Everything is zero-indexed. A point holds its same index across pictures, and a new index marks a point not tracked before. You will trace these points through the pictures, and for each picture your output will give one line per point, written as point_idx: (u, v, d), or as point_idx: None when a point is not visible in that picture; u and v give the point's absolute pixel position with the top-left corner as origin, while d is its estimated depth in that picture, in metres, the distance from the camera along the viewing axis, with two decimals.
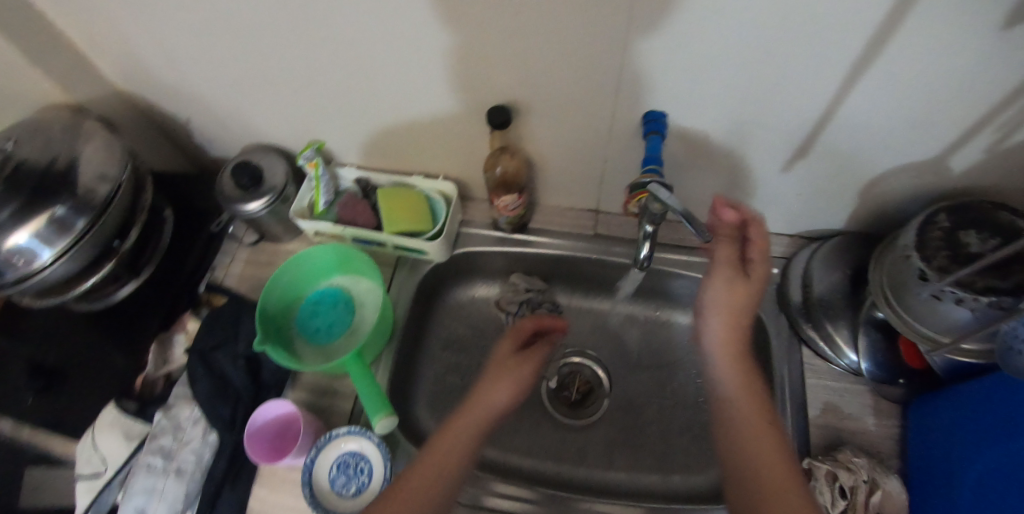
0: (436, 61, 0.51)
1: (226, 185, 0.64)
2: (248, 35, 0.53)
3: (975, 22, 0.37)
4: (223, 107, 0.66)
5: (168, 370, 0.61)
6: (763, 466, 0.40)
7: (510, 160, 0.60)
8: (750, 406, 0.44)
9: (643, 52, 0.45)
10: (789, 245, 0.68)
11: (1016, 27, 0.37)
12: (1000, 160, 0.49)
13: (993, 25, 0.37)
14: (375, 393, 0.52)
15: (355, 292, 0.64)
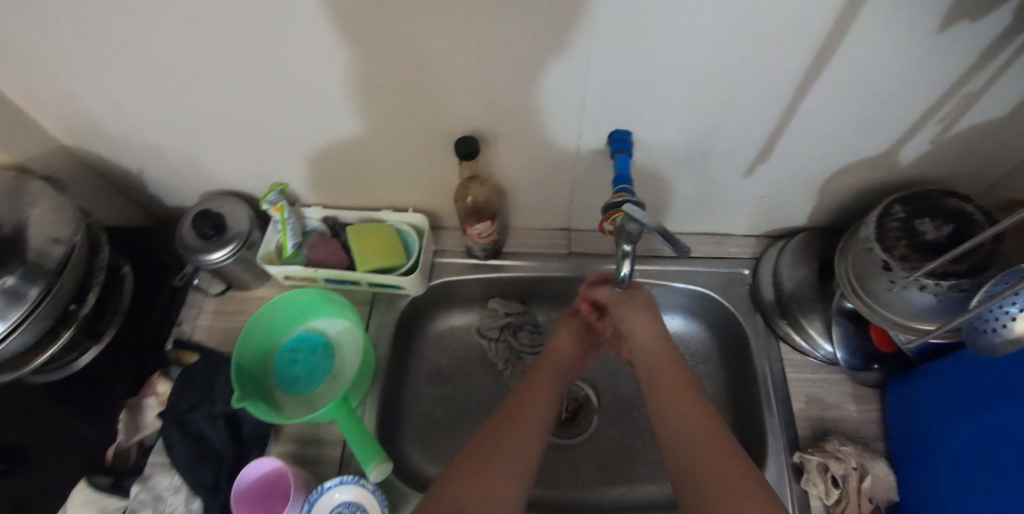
0: (401, 95, 0.50)
1: (188, 236, 0.62)
2: (205, 81, 0.51)
3: (915, 24, 0.39)
4: (180, 155, 0.63)
5: (141, 437, 0.58)
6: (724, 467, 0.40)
7: (481, 189, 0.60)
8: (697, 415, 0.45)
9: (608, 74, 0.46)
10: (756, 245, 0.70)
11: (950, 27, 0.40)
12: (944, 149, 0.53)
13: (930, 26, 0.40)
14: (366, 441, 0.51)
15: (333, 334, 0.63)
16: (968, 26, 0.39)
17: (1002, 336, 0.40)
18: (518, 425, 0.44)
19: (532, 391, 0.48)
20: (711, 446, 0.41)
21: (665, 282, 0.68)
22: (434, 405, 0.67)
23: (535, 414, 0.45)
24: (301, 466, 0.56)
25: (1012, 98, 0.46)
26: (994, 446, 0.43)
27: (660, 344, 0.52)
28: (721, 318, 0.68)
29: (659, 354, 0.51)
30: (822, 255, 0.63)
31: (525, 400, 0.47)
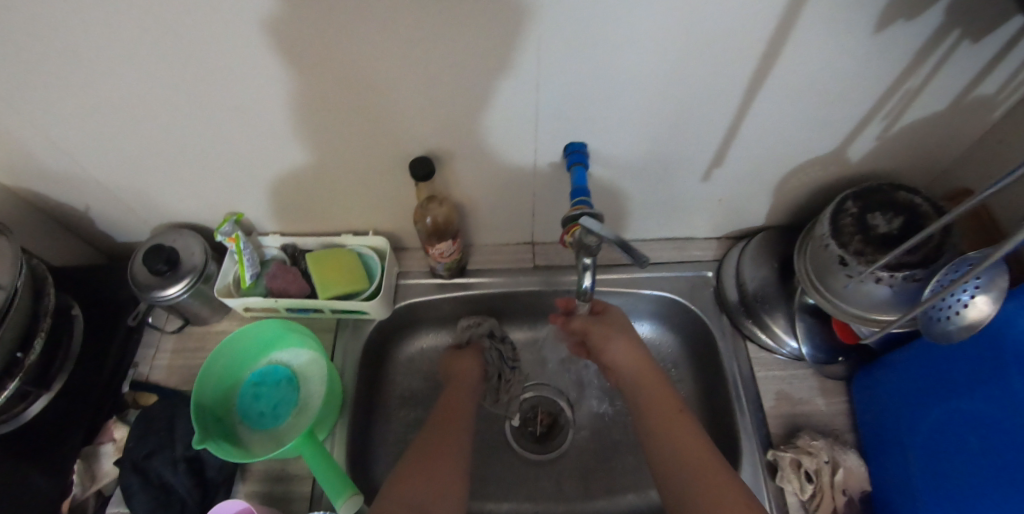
0: (354, 118, 0.49)
1: (139, 272, 0.59)
2: (147, 111, 0.49)
3: (855, 26, 0.40)
4: (127, 189, 0.61)
5: (99, 486, 0.55)
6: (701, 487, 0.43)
7: (440, 208, 0.59)
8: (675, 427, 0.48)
9: (559, 90, 0.46)
10: (718, 247, 0.71)
11: (887, 28, 0.41)
12: (889, 144, 0.55)
13: (869, 27, 0.41)
14: (335, 474, 0.49)
15: (298, 365, 0.61)
16: (904, 25, 0.41)
17: (956, 322, 0.42)
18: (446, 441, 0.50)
19: (455, 405, 0.55)
20: (698, 461, 0.45)
21: (632, 289, 0.68)
22: (408, 430, 0.66)
23: (457, 427, 0.52)
24: (271, 504, 0.54)
25: (950, 91, 0.48)
26: (958, 430, 0.45)
27: (644, 367, 0.55)
28: (690, 322, 0.68)
29: (643, 376, 0.54)
30: (782, 253, 0.64)
31: (448, 415, 0.54)
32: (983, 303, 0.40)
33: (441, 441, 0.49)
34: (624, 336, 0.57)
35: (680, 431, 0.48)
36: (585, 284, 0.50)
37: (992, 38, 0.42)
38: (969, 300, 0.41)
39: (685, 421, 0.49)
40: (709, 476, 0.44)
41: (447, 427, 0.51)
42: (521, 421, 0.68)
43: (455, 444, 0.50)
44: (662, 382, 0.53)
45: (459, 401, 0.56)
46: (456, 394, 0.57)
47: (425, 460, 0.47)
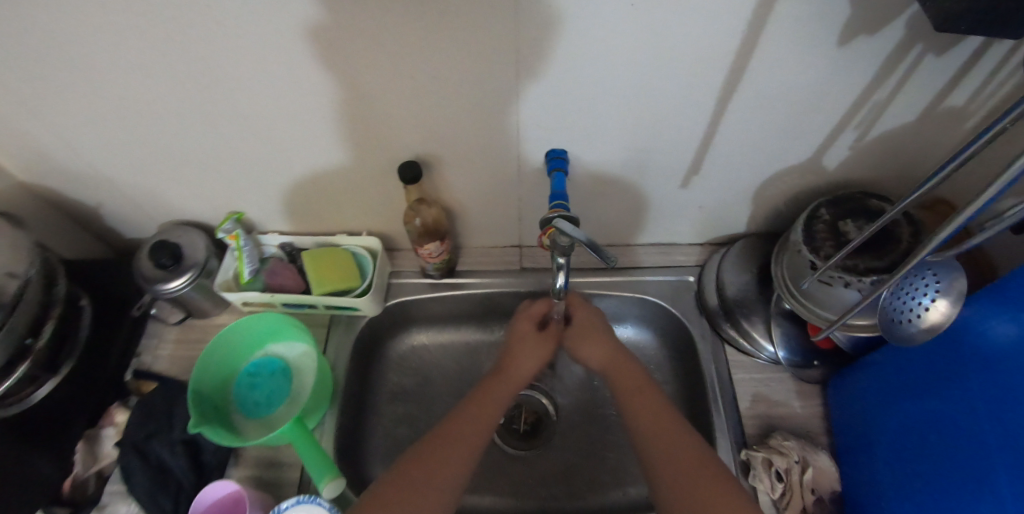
0: (345, 124, 0.52)
1: (144, 266, 0.63)
2: (154, 114, 0.52)
3: (818, 40, 0.42)
4: (134, 187, 0.64)
5: (100, 467, 0.58)
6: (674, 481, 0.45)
7: (430, 210, 0.61)
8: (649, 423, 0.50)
9: (538, 98, 0.49)
10: (701, 253, 0.73)
11: (849, 42, 0.42)
12: (862, 154, 0.56)
13: (832, 41, 0.42)
14: (322, 458, 0.51)
15: (292, 357, 0.64)
16: (866, 40, 0.42)
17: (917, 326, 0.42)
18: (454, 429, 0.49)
19: (481, 408, 0.51)
20: (684, 454, 0.46)
21: (616, 292, 0.71)
22: (396, 424, 0.68)
23: (474, 432, 0.49)
24: (261, 489, 0.56)
25: (918, 103, 0.49)
26: (919, 432, 0.45)
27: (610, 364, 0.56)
28: (672, 324, 0.70)
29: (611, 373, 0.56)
30: (761, 260, 0.67)
31: (467, 419, 0.50)
32: (943, 307, 0.40)
33: (445, 450, 0.47)
34: (592, 337, 0.58)
35: (654, 417, 0.50)
36: (560, 285, 0.54)
37: (956, 52, 0.43)
38: (929, 303, 0.41)
39: (663, 416, 0.50)
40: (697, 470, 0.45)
41: (456, 435, 0.48)
42: (506, 418, 0.70)
43: (465, 448, 0.47)
44: (632, 375, 0.54)
45: (493, 402, 0.53)
46: (487, 395, 0.53)
47: (416, 483, 0.44)
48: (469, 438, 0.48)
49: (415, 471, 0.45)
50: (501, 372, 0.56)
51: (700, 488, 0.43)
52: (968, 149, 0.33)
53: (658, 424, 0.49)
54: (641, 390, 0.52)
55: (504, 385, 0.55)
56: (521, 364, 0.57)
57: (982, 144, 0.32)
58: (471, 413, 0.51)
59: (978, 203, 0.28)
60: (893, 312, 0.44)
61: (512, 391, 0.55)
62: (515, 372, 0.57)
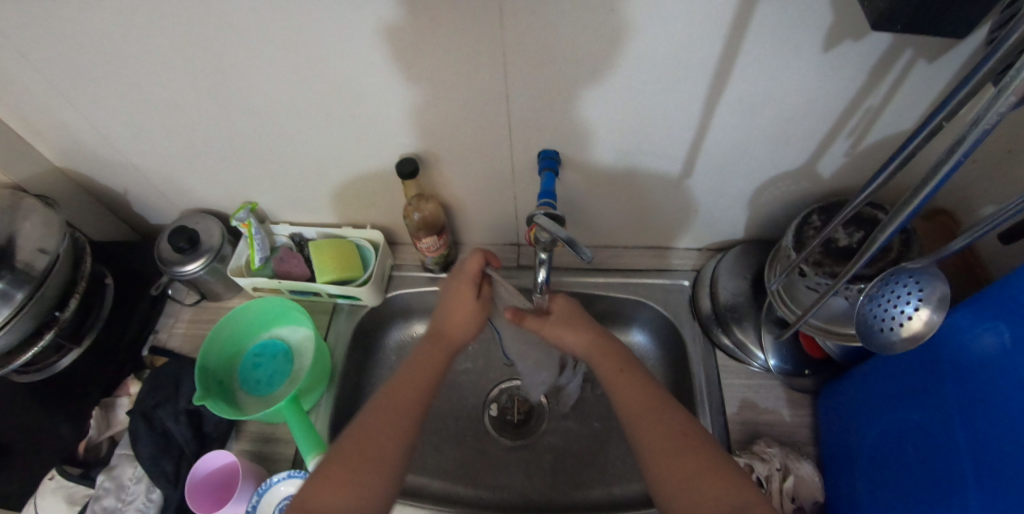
0: (348, 121, 0.56)
1: (165, 249, 0.67)
2: (176, 107, 0.57)
3: (802, 45, 0.43)
4: (158, 175, 0.69)
5: (112, 433, 0.62)
6: (659, 465, 0.44)
7: (427, 206, 0.65)
8: (632, 402, 0.49)
9: (527, 98, 0.51)
10: (697, 258, 0.74)
11: (834, 47, 0.43)
12: (856, 162, 0.56)
13: (818, 45, 0.43)
14: (312, 435, 0.55)
15: (294, 340, 0.67)
16: (851, 45, 0.43)
17: (899, 334, 0.39)
18: (400, 399, 0.49)
19: (412, 378, 0.51)
20: (673, 431, 0.46)
21: (610, 294, 0.72)
22: None
23: (413, 403, 0.49)
24: (258, 462, 0.60)
25: (913, 111, 0.48)
26: (897, 443, 0.45)
27: (592, 350, 0.55)
28: (665, 327, 0.71)
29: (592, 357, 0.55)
30: (754, 267, 0.67)
31: (403, 389, 0.50)
32: (927, 316, 0.38)
33: (387, 428, 0.47)
34: (572, 326, 0.57)
35: (635, 399, 0.49)
36: (542, 278, 0.57)
37: (948, 58, 0.42)
38: (913, 311, 0.38)
39: (648, 399, 0.49)
40: (690, 446, 0.45)
41: (396, 408, 0.48)
42: (498, 411, 0.72)
43: (410, 421, 0.48)
44: (616, 356, 0.54)
45: (426, 371, 0.52)
46: (421, 364, 0.53)
47: (365, 467, 0.45)
48: (404, 406, 0.49)
49: (356, 459, 0.45)
50: (438, 337, 0.55)
51: (688, 464, 0.44)
52: (910, 145, 0.35)
53: (641, 410, 0.48)
54: (619, 371, 0.52)
55: (441, 350, 0.54)
56: (456, 330, 0.56)
57: (922, 140, 0.34)
58: (405, 383, 0.51)
59: (922, 193, 0.31)
60: (874, 320, 0.40)
61: (448, 359, 0.54)
62: (450, 337, 0.56)
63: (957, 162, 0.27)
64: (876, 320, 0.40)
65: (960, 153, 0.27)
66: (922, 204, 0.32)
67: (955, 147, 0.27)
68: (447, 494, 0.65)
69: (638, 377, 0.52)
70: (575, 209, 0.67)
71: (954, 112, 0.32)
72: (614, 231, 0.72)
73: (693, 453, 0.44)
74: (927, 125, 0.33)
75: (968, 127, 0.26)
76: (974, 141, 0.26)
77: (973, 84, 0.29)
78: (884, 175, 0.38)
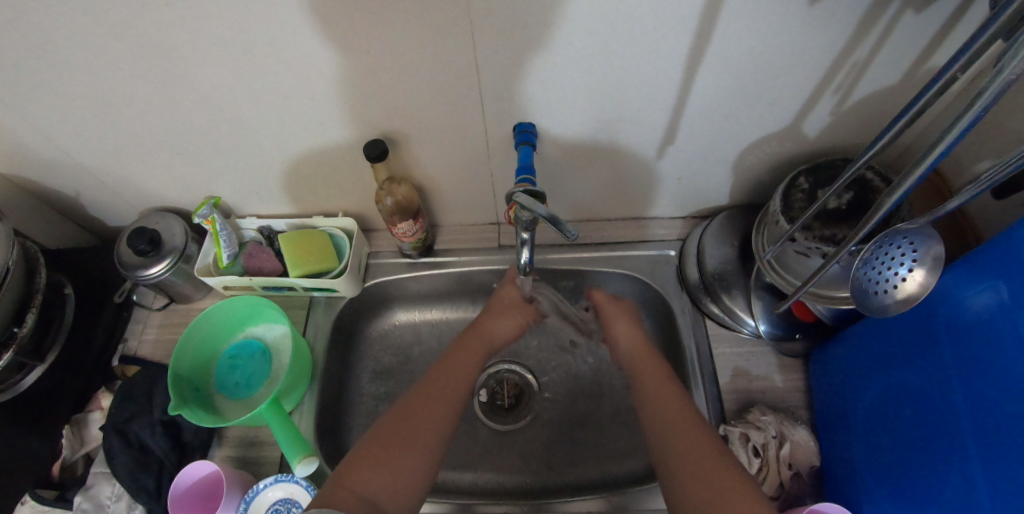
0: (307, 102, 0.52)
1: (125, 253, 0.63)
2: (116, 99, 0.52)
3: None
4: (109, 175, 0.64)
5: (87, 450, 0.60)
6: (675, 441, 0.46)
7: (400, 188, 0.61)
8: (650, 374, 0.53)
9: (499, 69, 0.47)
10: (682, 226, 0.72)
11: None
12: (842, 120, 0.54)
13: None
14: (295, 437, 0.53)
15: (270, 339, 0.64)
16: None
17: (893, 296, 0.38)
18: (443, 381, 0.51)
19: (457, 365, 0.53)
20: (689, 439, 0.45)
21: (597, 269, 0.70)
22: (377, 403, 0.68)
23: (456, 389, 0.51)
24: (242, 468, 0.58)
25: (900, 65, 0.47)
26: (894, 406, 0.44)
27: (639, 343, 0.58)
28: (653, 299, 0.70)
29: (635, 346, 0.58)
30: (742, 232, 0.65)
31: (442, 375, 0.51)
32: (921, 277, 0.36)
33: (427, 413, 0.48)
34: (628, 320, 0.61)
35: (667, 407, 0.49)
36: (525, 259, 0.55)
37: (936, 8, 0.40)
38: (907, 273, 0.37)
39: (677, 409, 0.48)
40: (705, 453, 0.44)
41: (432, 393, 0.49)
42: (488, 396, 0.70)
43: (449, 401, 0.49)
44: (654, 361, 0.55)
45: (463, 366, 0.53)
46: (463, 356, 0.54)
47: (396, 446, 0.45)
48: (450, 395, 0.50)
49: (388, 442, 0.45)
50: (477, 328, 0.58)
51: (705, 464, 0.43)
52: (919, 102, 0.34)
53: (673, 419, 0.47)
54: (656, 374, 0.53)
55: (479, 343, 0.56)
56: (496, 323, 0.59)
57: (931, 96, 0.33)
58: (445, 372, 0.52)
59: (933, 156, 0.29)
60: (868, 283, 0.40)
61: (488, 349, 0.57)
62: (489, 332, 0.59)
63: (976, 118, 0.26)
64: (870, 283, 0.40)
65: (978, 109, 0.26)
66: (930, 167, 0.31)
67: (974, 101, 0.26)
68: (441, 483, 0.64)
69: (656, 361, 0.55)
70: (555, 183, 0.65)
71: (969, 63, 0.31)
72: (597, 204, 0.69)
73: (705, 455, 0.43)
74: (939, 78, 0.32)
75: (986, 81, 0.25)
76: (995, 91, 0.24)
77: (989, 36, 0.28)
78: (888, 135, 0.36)
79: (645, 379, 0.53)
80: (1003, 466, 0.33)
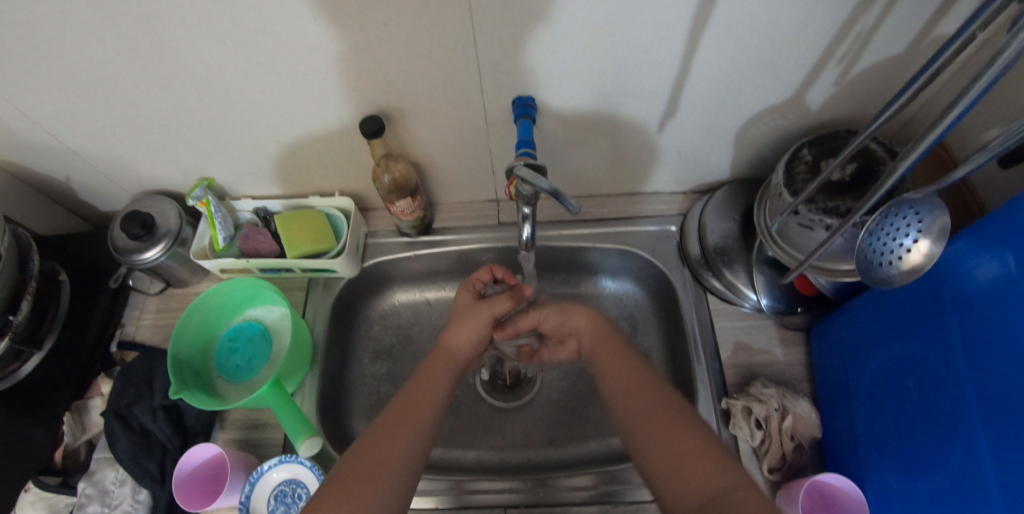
0: (301, 80, 0.50)
1: (118, 237, 0.62)
2: (104, 80, 0.50)
3: None
4: (101, 158, 0.63)
5: (88, 437, 0.60)
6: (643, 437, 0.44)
7: (397, 165, 0.60)
8: (611, 359, 0.51)
9: (496, 41, 0.46)
10: (683, 201, 0.71)
11: None
12: (845, 91, 0.53)
13: None
14: (298, 418, 0.53)
15: (270, 322, 0.64)
16: None
17: (898, 267, 0.38)
18: (410, 402, 0.48)
19: (423, 385, 0.50)
20: (664, 427, 0.43)
21: (598, 245, 0.69)
22: (377, 383, 0.68)
23: (421, 410, 0.47)
24: (246, 450, 0.58)
25: (906, 33, 0.45)
26: (897, 376, 0.45)
27: (597, 332, 0.55)
28: (654, 275, 0.69)
29: (599, 336, 0.54)
30: (742, 206, 0.65)
31: (409, 396, 0.48)
32: (926, 248, 0.36)
33: (389, 437, 0.44)
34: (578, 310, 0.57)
35: (630, 386, 0.48)
36: (526, 235, 0.54)
37: None
38: (911, 245, 0.37)
39: (640, 387, 0.47)
40: (684, 438, 0.42)
41: (394, 422, 0.46)
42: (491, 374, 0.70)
43: (410, 429, 0.46)
44: (613, 346, 0.53)
45: (430, 387, 0.50)
46: (427, 377, 0.51)
47: (362, 476, 0.41)
48: (417, 418, 0.47)
49: (354, 473, 0.42)
50: (439, 347, 0.54)
51: (681, 449, 0.41)
52: (936, 62, 0.33)
53: (634, 395, 0.47)
54: (618, 355, 0.51)
55: (443, 363, 0.53)
56: (456, 337, 0.54)
57: (949, 56, 0.32)
58: (411, 393, 0.49)
59: (942, 126, 0.29)
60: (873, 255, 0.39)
61: (453, 369, 0.53)
62: (450, 348, 0.54)
63: (995, 79, 0.25)
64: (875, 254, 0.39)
65: (993, 74, 0.25)
66: (939, 137, 0.30)
67: (993, 60, 0.24)
68: (444, 463, 0.64)
69: (616, 340, 0.53)
70: (555, 158, 0.64)
71: (988, 21, 0.29)
72: (598, 179, 0.68)
73: (680, 441, 0.42)
74: (959, 36, 0.31)
75: (1004, 42, 0.24)
76: (1011, 57, 0.24)
77: None
78: (901, 98, 0.35)
79: (602, 361, 0.52)
80: (1008, 436, 0.33)
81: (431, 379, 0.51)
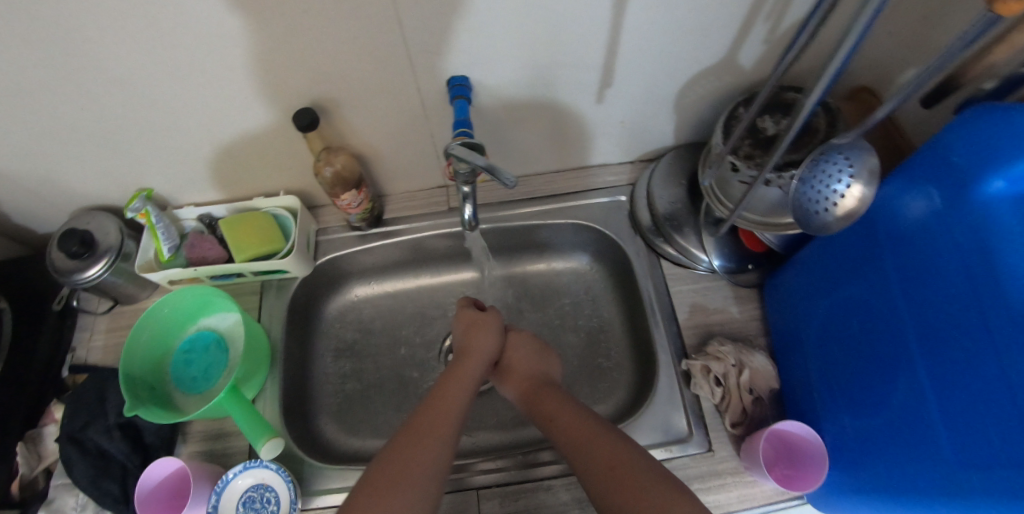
0: (228, 77, 0.49)
1: (56, 256, 0.60)
2: (15, 92, 0.47)
3: None
4: (27, 177, 0.59)
5: (46, 465, 0.57)
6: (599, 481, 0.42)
7: (338, 158, 0.59)
8: (550, 412, 0.50)
9: (422, 20, 0.45)
10: (631, 171, 0.72)
11: None
12: (774, 47, 0.54)
13: None
14: (257, 419, 0.52)
15: (224, 329, 0.62)
16: None
17: (833, 214, 0.39)
18: (438, 409, 0.48)
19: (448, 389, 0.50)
20: (623, 468, 0.42)
21: (552, 223, 0.70)
22: (342, 380, 0.67)
23: (446, 413, 0.47)
24: (211, 460, 0.57)
25: None
26: (844, 319, 0.46)
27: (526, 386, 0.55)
28: (609, 247, 0.70)
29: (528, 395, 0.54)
30: (688, 171, 0.66)
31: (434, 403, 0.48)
32: (858, 192, 0.38)
33: (416, 442, 0.44)
34: (512, 374, 0.57)
35: (574, 435, 0.46)
36: (469, 215, 0.54)
37: None
38: (845, 190, 0.38)
39: (588, 433, 0.46)
40: (638, 478, 0.41)
41: (421, 429, 0.45)
42: None
43: (435, 436, 0.45)
44: (553, 395, 0.52)
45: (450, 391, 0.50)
46: (450, 382, 0.52)
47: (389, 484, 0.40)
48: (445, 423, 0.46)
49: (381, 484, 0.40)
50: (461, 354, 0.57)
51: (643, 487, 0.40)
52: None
53: (584, 440, 0.46)
54: (550, 419, 0.50)
55: (465, 368, 0.54)
56: (479, 340, 0.58)
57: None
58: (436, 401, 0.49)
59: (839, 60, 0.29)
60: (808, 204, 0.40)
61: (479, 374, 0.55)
62: (468, 353, 0.56)
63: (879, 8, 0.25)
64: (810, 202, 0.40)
65: (867, 18, 0.26)
66: (837, 73, 0.31)
67: None
68: None
69: (549, 394, 0.53)
70: (500, 137, 0.63)
71: None
72: (546, 156, 0.68)
73: (637, 488, 0.40)
74: None
75: None
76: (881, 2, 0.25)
77: None
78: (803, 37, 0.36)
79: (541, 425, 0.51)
80: (960, 379, 0.34)
81: (457, 381, 0.52)
